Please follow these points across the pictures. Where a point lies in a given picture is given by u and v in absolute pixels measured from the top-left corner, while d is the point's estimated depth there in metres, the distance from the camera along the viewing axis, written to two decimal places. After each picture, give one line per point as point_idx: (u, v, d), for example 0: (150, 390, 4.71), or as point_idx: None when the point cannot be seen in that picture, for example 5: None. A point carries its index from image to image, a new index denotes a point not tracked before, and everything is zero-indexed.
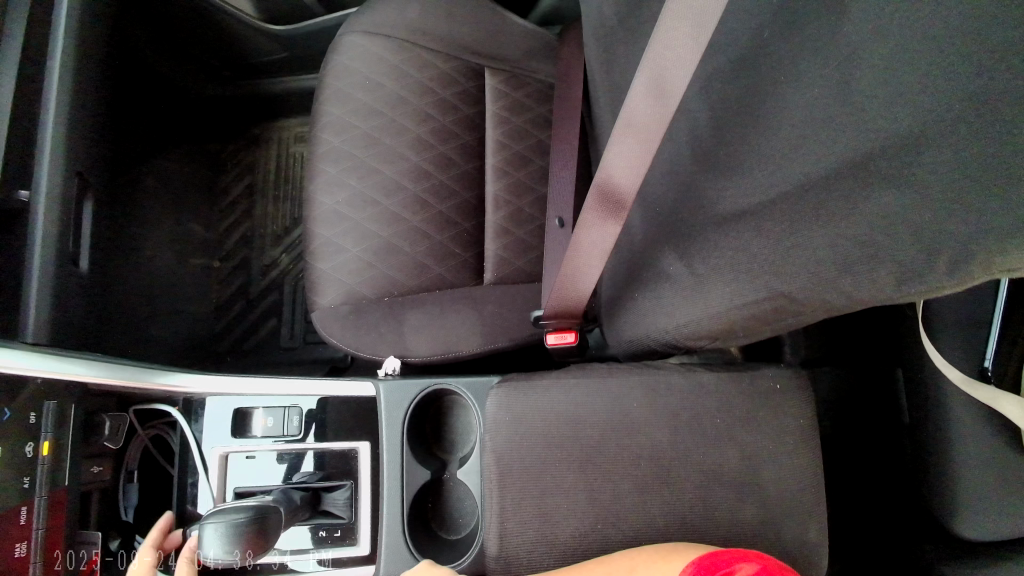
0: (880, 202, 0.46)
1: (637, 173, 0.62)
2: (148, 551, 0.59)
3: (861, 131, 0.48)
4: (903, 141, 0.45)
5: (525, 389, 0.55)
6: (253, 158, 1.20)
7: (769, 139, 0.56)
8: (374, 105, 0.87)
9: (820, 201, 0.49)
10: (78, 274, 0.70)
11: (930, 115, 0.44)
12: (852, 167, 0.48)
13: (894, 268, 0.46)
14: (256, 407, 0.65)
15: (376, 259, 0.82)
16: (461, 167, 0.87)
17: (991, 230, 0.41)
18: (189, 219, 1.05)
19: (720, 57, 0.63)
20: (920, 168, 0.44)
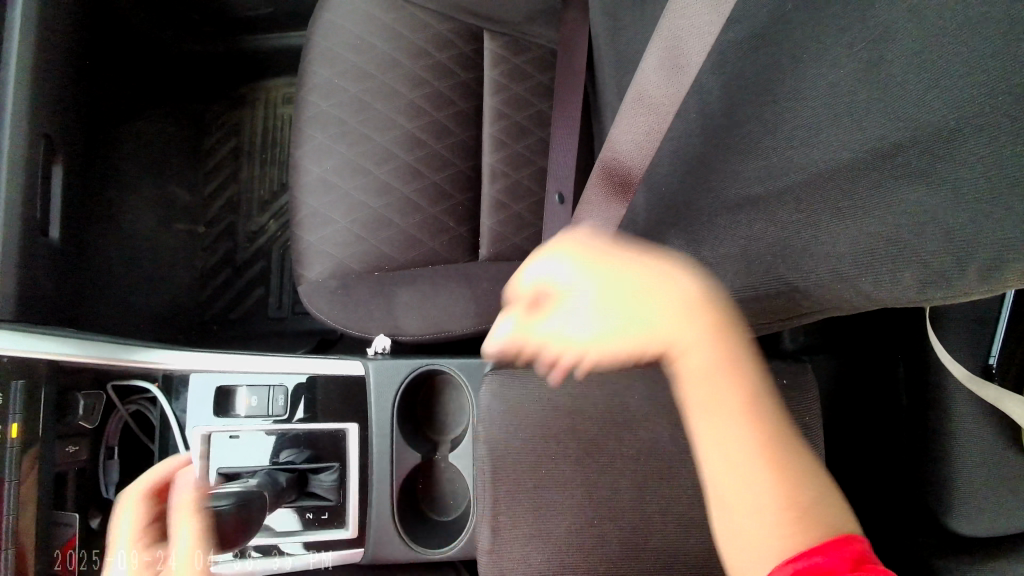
0: (910, 197, 0.44)
1: (646, 149, 0.60)
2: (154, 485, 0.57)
3: (886, 118, 0.46)
4: (938, 133, 0.43)
5: (521, 379, 0.53)
6: (239, 119, 1.15)
7: (785, 120, 0.53)
8: (365, 67, 0.82)
9: (845, 192, 0.48)
10: (48, 242, 0.66)
11: (963, 107, 0.42)
12: (875, 158, 0.46)
13: (920, 268, 0.44)
14: (240, 385, 0.63)
15: (366, 231, 0.78)
16: (457, 136, 0.83)
17: None
18: (172, 183, 1.01)
19: (733, 30, 0.60)
20: (956, 164, 0.42)
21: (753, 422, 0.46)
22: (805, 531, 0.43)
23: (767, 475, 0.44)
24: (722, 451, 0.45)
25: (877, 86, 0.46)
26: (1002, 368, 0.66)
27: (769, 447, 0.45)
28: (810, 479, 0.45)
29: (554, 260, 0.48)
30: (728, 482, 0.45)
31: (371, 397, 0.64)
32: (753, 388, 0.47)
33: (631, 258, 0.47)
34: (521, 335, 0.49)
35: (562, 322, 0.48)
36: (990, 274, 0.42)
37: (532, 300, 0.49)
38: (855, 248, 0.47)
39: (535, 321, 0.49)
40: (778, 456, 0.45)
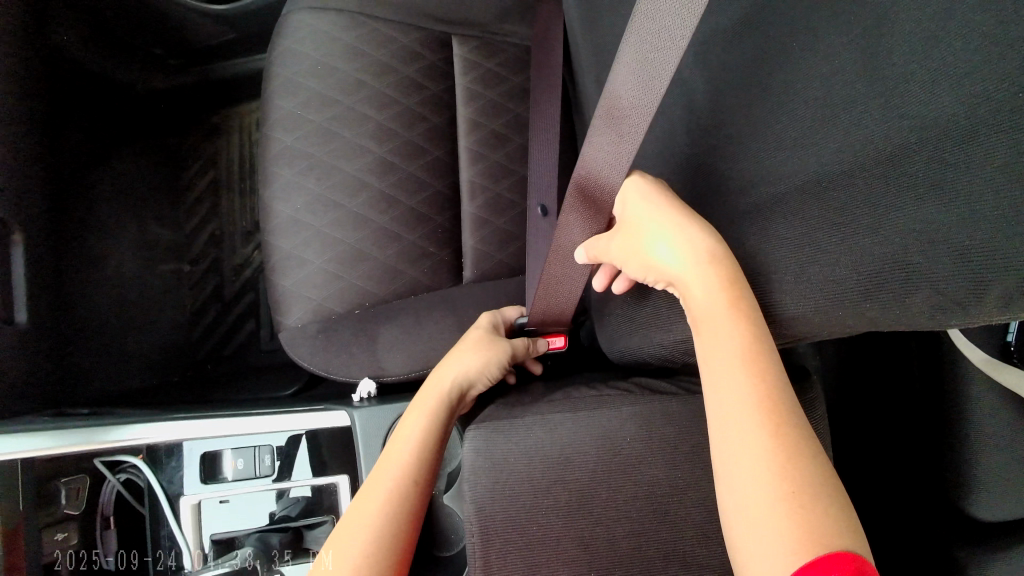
0: (914, 211, 0.39)
1: (616, 172, 0.52)
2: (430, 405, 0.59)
3: (885, 112, 0.42)
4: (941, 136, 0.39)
5: (504, 431, 0.51)
6: (215, 149, 1.13)
7: (780, 120, 0.50)
8: (329, 92, 0.78)
9: (839, 197, 0.44)
10: (13, 328, 0.65)
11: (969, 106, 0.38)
12: (879, 160, 0.42)
13: (931, 293, 0.40)
14: (224, 449, 0.62)
15: (343, 269, 0.76)
16: (432, 154, 0.79)
17: None
18: (152, 224, 0.99)
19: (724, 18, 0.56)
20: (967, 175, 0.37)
21: (754, 376, 0.42)
22: (805, 526, 0.36)
23: (763, 443, 0.39)
24: (720, 405, 0.42)
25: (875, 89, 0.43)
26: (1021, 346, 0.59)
27: (772, 407, 0.40)
28: (817, 464, 0.38)
29: (622, 208, 0.54)
30: (724, 449, 0.41)
31: (360, 450, 0.63)
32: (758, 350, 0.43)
33: (665, 203, 0.50)
34: (597, 248, 0.55)
35: (616, 244, 0.53)
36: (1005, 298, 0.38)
37: (608, 233, 0.54)
38: (855, 270, 0.43)
39: (606, 248, 0.54)
40: (781, 420, 0.40)
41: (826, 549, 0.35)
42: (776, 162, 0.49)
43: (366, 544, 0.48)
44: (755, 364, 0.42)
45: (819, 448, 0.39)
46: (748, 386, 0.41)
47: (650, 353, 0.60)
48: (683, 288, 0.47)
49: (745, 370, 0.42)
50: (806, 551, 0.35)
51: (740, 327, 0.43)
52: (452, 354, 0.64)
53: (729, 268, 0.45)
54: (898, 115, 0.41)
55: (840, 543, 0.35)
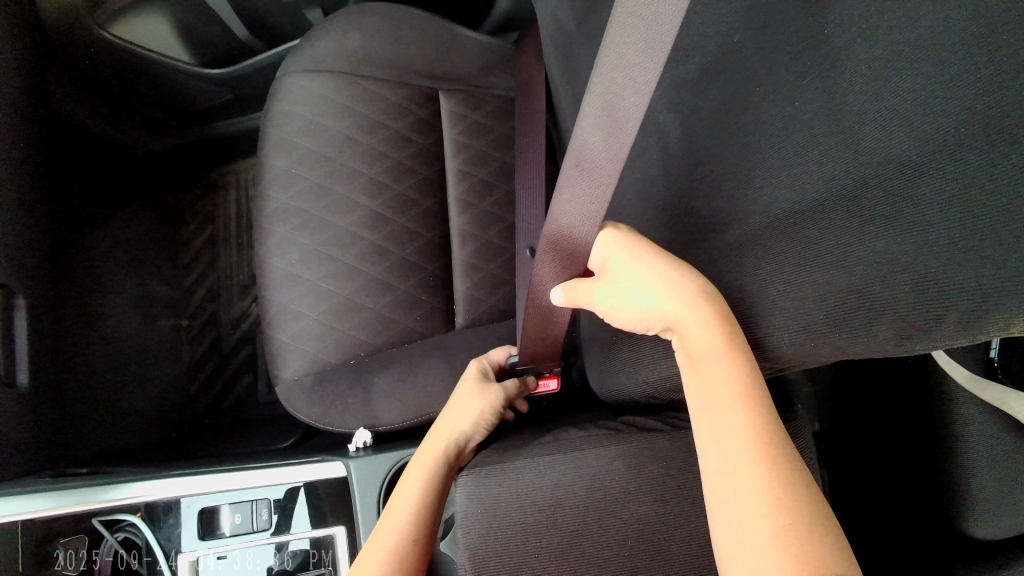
0: (876, 245, 0.41)
1: (591, 225, 0.54)
2: (429, 458, 0.59)
3: (846, 151, 0.44)
4: (898, 174, 0.41)
5: (495, 476, 0.52)
6: (213, 206, 1.16)
7: (748, 162, 0.52)
8: (321, 150, 0.81)
9: (806, 233, 0.46)
10: (14, 392, 0.66)
11: (923, 144, 0.40)
12: (841, 197, 0.44)
13: (898, 323, 0.41)
14: (221, 504, 0.63)
15: (337, 320, 0.78)
16: (421, 204, 0.82)
17: (997, 279, 0.36)
18: (151, 281, 1.01)
19: (691, 66, 0.59)
20: (924, 208, 0.39)
21: (747, 411, 0.43)
22: (801, 549, 0.37)
23: (758, 475, 0.40)
24: (717, 438, 0.43)
25: (834, 131, 0.45)
26: (1005, 362, 0.59)
27: (766, 438, 0.41)
28: (809, 494, 0.39)
29: (604, 255, 0.55)
30: (720, 483, 0.42)
31: (356, 500, 0.64)
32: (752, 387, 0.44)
33: (649, 250, 0.51)
34: (581, 293, 0.56)
35: (600, 290, 0.53)
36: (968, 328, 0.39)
37: (591, 279, 0.55)
38: (821, 304, 0.44)
39: (590, 294, 0.55)
40: (774, 454, 0.41)
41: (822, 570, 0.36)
42: (748, 203, 0.51)
43: None
44: (749, 400, 0.43)
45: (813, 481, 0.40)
46: (743, 421, 0.42)
47: (636, 392, 0.61)
48: (675, 331, 0.48)
49: (739, 405, 0.43)
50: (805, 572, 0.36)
51: (736, 365, 0.44)
52: (452, 407, 0.65)
53: (718, 308, 0.46)
54: (859, 153, 0.43)
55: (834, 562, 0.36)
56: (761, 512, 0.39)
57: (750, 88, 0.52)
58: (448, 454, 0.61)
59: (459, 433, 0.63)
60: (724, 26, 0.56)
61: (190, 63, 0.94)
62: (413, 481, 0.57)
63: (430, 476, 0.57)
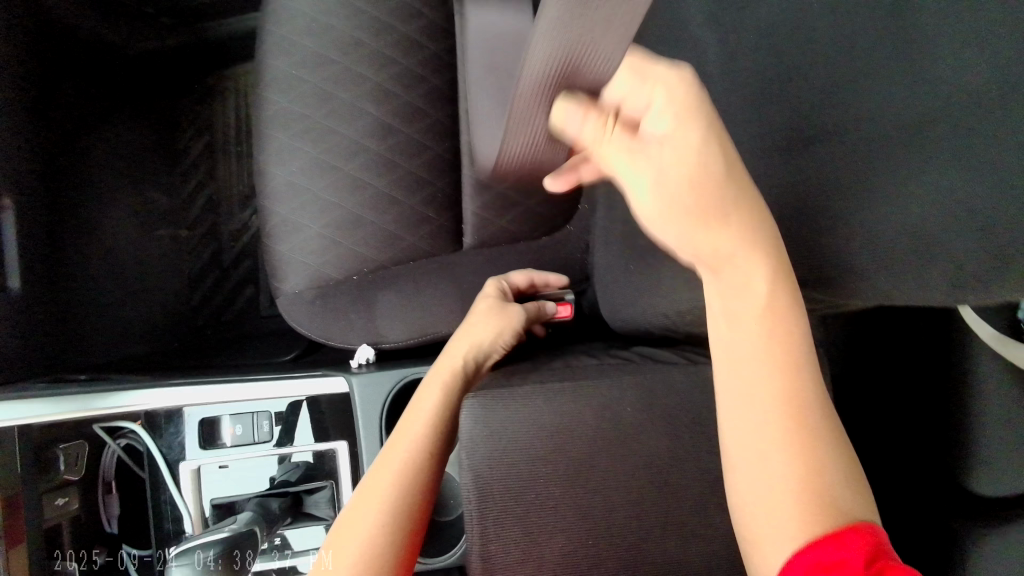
0: (927, 179, 0.38)
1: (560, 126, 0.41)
2: (444, 370, 0.59)
3: (912, 73, 0.40)
4: (969, 103, 0.37)
5: (504, 400, 0.49)
6: (210, 113, 1.10)
7: (797, 81, 0.47)
8: (324, 52, 0.76)
9: (856, 159, 0.42)
10: (4, 295, 0.65)
11: (1000, 70, 0.36)
12: (894, 123, 0.40)
13: (951, 268, 0.38)
14: (222, 416, 0.62)
15: (340, 235, 0.75)
16: (431, 117, 0.77)
17: None
18: (149, 189, 0.98)
19: None
20: (995, 146, 0.36)
21: (772, 356, 0.38)
22: (818, 502, 0.34)
23: (778, 430, 0.37)
24: (740, 385, 0.38)
25: (902, 45, 0.40)
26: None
27: (795, 394, 0.37)
28: (833, 453, 0.36)
29: (656, 116, 0.35)
30: (735, 435, 0.38)
31: (358, 417, 0.63)
32: (788, 336, 0.39)
33: (721, 147, 0.34)
34: (596, 145, 0.37)
35: (628, 163, 0.35)
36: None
37: (620, 131, 0.35)
38: (868, 240, 0.41)
39: (608, 156, 0.36)
40: (803, 418, 0.37)
41: (835, 521, 0.34)
42: (793, 125, 0.47)
43: (380, 511, 0.48)
44: (782, 355, 0.38)
45: (835, 434, 0.37)
46: (773, 378, 0.38)
47: (651, 323, 0.58)
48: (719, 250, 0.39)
49: (764, 350, 0.39)
50: (820, 529, 0.34)
51: (770, 318, 0.39)
52: (466, 327, 0.64)
53: (764, 243, 0.39)
54: (927, 80, 0.39)
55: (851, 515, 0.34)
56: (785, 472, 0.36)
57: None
58: (463, 368, 0.61)
59: (475, 354, 0.63)
60: None
61: None
62: (415, 423, 0.54)
63: (448, 386, 0.58)
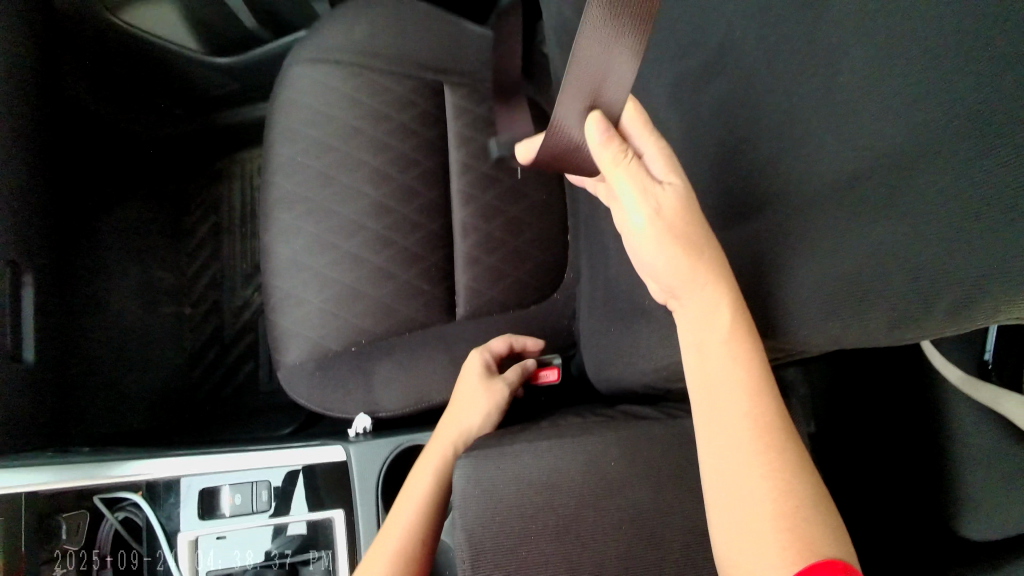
0: (870, 231, 0.41)
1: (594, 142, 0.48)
2: (435, 454, 0.62)
3: (846, 143, 0.44)
4: (896, 164, 0.41)
5: (493, 457, 0.52)
6: (216, 196, 1.17)
7: (752, 154, 0.52)
8: (326, 139, 0.82)
9: (808, 222, 0.45)
10: (19, 366, 0.66)
11: (920, 132, 0.40)
12: (837, 191, 0.44)
13: (892, 310, 0.41)
14: (222, 485, 0.63)
15: (339, 308, 0.79)
16: (425, 196, 0.82)
17: (992, 264, 0.37)
18: (155, 269, 1.02)
19: (689, 61, 0.58)
20: (921, 199, 0.39)
21: (752, 395, 0.42)
22: (795, 529, 0.37)
23: (766, 472, 0.40)
24: (717, 412, 0.42)
25: (832, 121, 0.45)
26: (999, 364, 0.59)
27: (769, 422, 0.41)
28: (807, 482, 0.40)
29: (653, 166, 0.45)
30: (716, 460, 0.42)
31: (355, 484, 0.66)
32: (757, 368, 0.43)
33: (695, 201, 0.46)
34: (606, 166, 0.45)
35: (632, 187, 0.44)
36: (959, 309, 0.39)
37: (630, 165, 0.44)
38: (818, 293, 0.44)
39: (618, 177, 0.44)
40: (779, 445, 0.41)
41: (812, 551, 0.37)
42: (749, 194, 0.51)
43: None
44: (755, 385, 0.43)
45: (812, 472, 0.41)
46: (747, 404, 0.42)
47: (634, 381, 0.61)
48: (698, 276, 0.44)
49: (745, 393, 0.42)
50: (801, 556, 0.36)
51: (743, 350, 0.44)
52: (454, 409, 0.67)
53: (729, 283, 0.45)
54: (856, 145, 0.43)
55: (826, 546, 0.37)
56: (765, 500, 0.39)
57: (750, 79, 0.52)
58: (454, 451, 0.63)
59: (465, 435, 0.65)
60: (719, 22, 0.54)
61: (197, 49, 0.97)
62: (412, 501, 0.58)
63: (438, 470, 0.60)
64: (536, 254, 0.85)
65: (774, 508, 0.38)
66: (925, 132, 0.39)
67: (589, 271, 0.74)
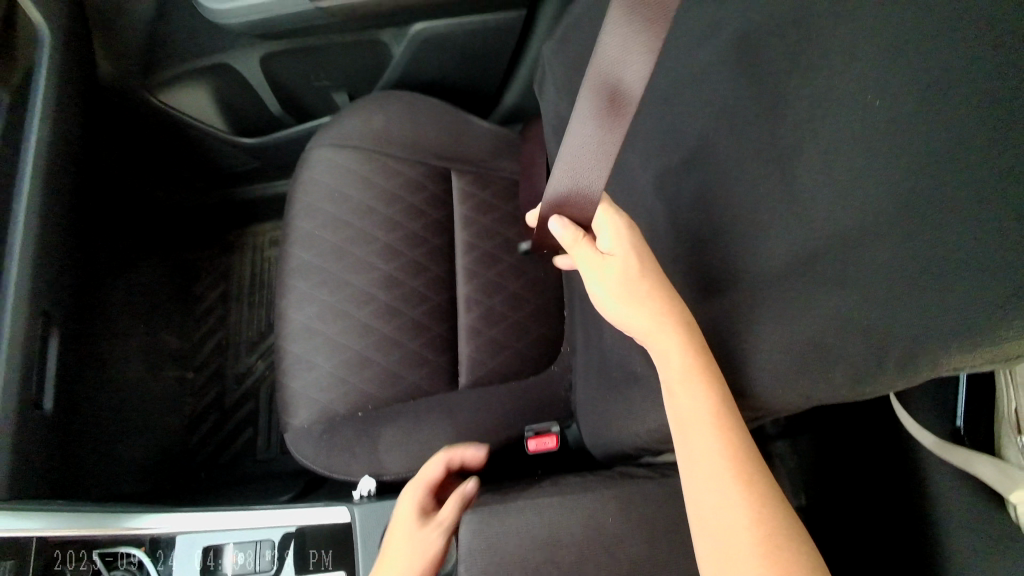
0: (831, 300, 0.45)
1: (591, 175, 0.54)
2: None
3: (806, 224, 0.48)
4: (842, 241, 0.45)
5: (500, 514, 0.54)
6: (227, 266, 1.23)
7: (725, 242, 0.55)
8: (343, 216, 0.89)
9: (784, 291, 0.48)
10: (41, 414, 0.68)
11: (868, 211, 0.44)
12: (801, 265, 0.48)
13: (848, 369, 0.45)
14: (227, 543, 0.65)
15: (347, 373, 0.82)
16: (432, 271, 0.88)
17: (936, 325, 0.40)
18: (166, 333, 1.06)
19: (667, 147, 0.63)
20: (871, 272, 0.43)
21: (721, 432, 0.46)
22: (775, 558, 0.41)
23: (745, 506, 0.43)
24: (691, 453, 0.46)
25: (783, 208, 0.50)
26: (970, 429, 0.62)
27: (740, 457, 0.45)
28: (779, 510, 0.43)
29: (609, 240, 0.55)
30: (696, 498, 0.45)
31: (358, 547, 0.66)
32: (723, 406, 0.47)
33: (651, 263, 0.53)
34: (570, 248, 0.55)
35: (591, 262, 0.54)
36: (906, 362, 0.42)
37: (587, 244, 0.55)
38: (787, 356, 0.48)
39: (579, 254, 0.55)
40: (751, 478, 0.44)
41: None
42: (722, 267, 0.55)
43: None
44: (724, 424, 0.46)
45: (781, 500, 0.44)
46: (717, 443, 0.46)
47: (629, 444, 0.65)
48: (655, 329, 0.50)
49: (714, 431, 0.46)
50: None
51: (711, 393, 0.47)
52: None
53: (687, 330, 0.50)
54: (812, 230, 0.47)
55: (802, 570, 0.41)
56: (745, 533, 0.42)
57: (720, 167, 0.56)
58: None
59: None
60: (693, 121, 0.61)
61: (223, 129, 1.04)
62: None
63: None
64: (534, 327, 0.90)
65: (754, 540, 0.42)
66: (875, 211, 0.43)
67: (586, 342, 0.79)
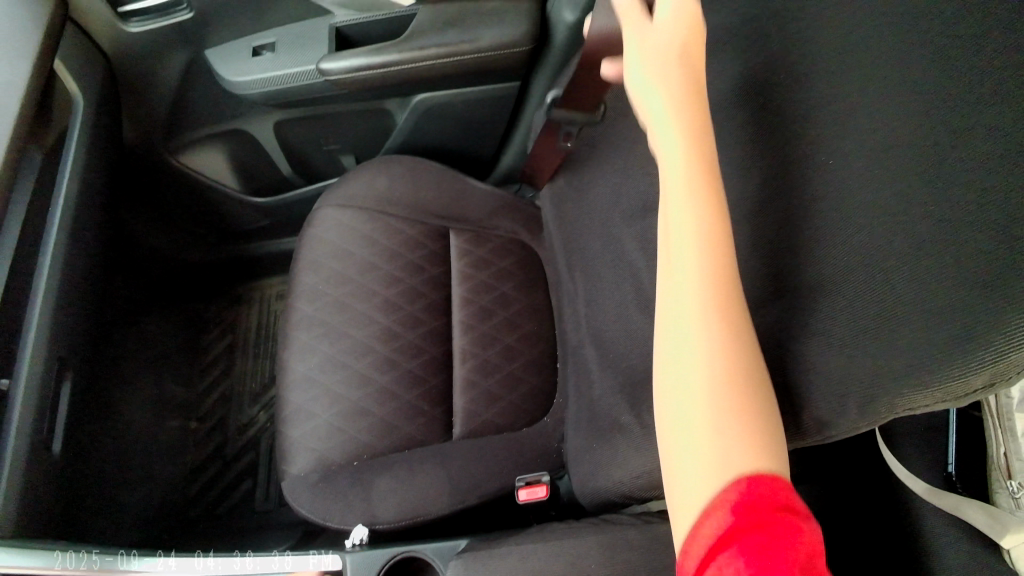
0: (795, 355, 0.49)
1: None
2: None
3: None
4: (815, 291, 0.50)
5: (485, 560, 0.57)
6: (234, 318, 1.27)
7: None
8: (345, 272, 0.93)
9: None
10: (49, 456, 0.71)
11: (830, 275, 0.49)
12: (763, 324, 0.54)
13: (816, 414, 0.49)
14: None
15: (345, 422, 0.85)
16: (430, 324, 0.92)
17: (885, 373, 0.45)
18: (170, 382, 1.09)
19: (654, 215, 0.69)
20: (833, 333, 0.48)
21: (715, 264, 0.43)
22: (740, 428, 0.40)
23: (721, 357, 0.41)
24: (676, 270, 0.44)
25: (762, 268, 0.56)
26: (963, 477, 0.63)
27: (728, 297, 0.43)
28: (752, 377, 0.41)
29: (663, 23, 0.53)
30: (670, 320, 0.44)
31: None
32: (722, 231, 0.44)
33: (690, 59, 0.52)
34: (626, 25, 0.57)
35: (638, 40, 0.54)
36: (865, 406, 0.46)
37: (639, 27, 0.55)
38: None
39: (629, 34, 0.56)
40: (735, 328, 0.42)
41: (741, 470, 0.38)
42: None
43: None
44: (718, 247, 0.44)
45: (757, 352, 0.43)
46: (708, 270, 0.43)
47: (616, 493, 0.66)
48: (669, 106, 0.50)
49: (706, 251, 0.43)
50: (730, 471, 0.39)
51: (711, 209, 0.44)
52: None
53: (701, 143, 0.47)
54: None
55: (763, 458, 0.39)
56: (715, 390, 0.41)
57: None
58: None
59: None
60: None
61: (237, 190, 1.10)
62: None
63: None
64: (527, 379, 0.93)
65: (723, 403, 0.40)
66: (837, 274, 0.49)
67: (577, 394, 0.82)
